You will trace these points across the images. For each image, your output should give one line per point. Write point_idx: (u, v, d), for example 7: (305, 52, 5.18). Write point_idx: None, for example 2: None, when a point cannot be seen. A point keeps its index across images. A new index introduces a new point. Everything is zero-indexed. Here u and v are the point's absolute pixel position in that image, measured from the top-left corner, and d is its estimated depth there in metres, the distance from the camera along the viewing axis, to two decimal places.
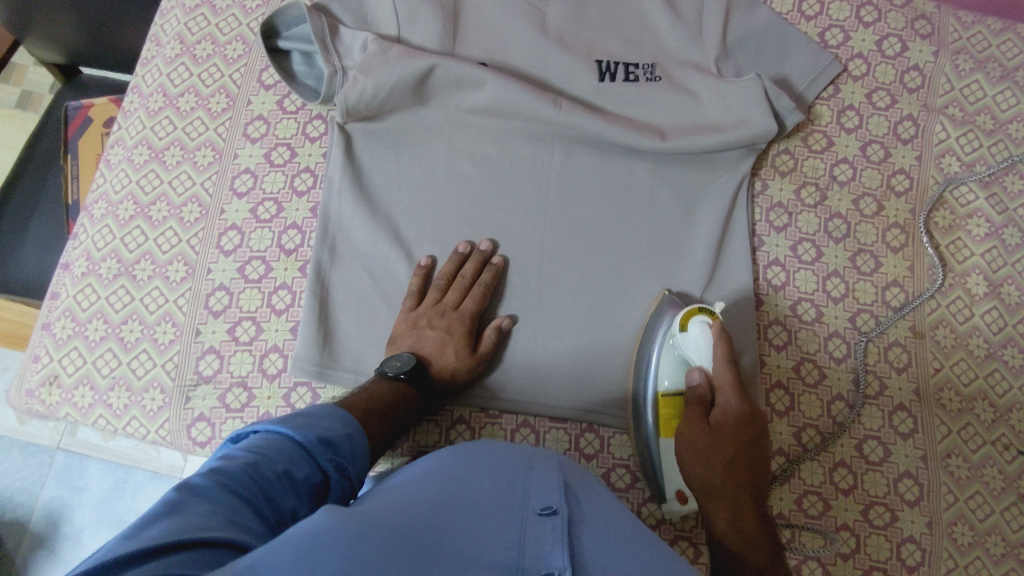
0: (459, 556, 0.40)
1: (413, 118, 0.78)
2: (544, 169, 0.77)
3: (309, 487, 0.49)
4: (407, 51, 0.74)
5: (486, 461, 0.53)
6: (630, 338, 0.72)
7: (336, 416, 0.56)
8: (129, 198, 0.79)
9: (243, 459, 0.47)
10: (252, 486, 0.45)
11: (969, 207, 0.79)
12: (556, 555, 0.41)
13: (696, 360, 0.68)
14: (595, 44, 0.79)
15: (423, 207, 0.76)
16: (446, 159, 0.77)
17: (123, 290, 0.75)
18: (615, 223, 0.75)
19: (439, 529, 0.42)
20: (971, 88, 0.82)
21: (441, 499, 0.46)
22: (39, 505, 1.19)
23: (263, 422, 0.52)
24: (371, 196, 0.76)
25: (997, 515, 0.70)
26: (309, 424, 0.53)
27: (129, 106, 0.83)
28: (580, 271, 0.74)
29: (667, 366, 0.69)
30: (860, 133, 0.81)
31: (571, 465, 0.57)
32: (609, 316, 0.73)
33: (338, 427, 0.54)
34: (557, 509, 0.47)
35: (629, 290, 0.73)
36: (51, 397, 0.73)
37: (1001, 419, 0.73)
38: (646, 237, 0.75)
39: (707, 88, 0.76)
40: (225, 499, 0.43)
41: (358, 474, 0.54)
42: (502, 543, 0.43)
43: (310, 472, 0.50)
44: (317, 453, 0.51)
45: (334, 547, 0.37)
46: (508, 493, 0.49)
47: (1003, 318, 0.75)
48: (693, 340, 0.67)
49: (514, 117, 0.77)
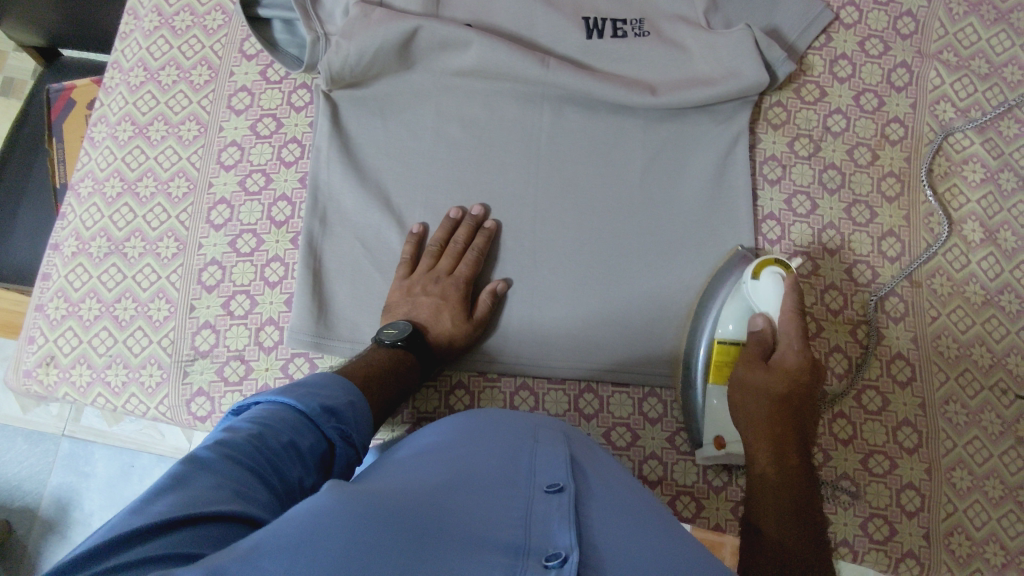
0: (464, 534, 0.40)
1: (401, 84, 0.77)
2: (536, 132, 0.76)
3: (315, 457, 0.49)
4: (390, 14, 0.73)
5: (492, 433, 0.54)
6: (627, 298, 0.72)
7: (339, 387, 0.56)
8: (116, 175, 0.78)
9: (247, 430, 0.47)
10: (259, 456, 0.45)
11: (965, 153, 0.78)
12: (563, 532, 0.41)
13: (762, 307, 0.68)
14: (582, 1, 0.77)
15: (413, 174, 0.75)
16: (434, 123, 0.76)
17: (115, 268, 0.75)
18: (610, 185, 0.75)
19: (443, 507, 0.42)
20: (965, 31, 0.80)
21: (446, 475, 0.47)
22: (48, 492, 1.20)
23: (265, 393, 0.52)
24: (361, 164, 0.75)
25: (995, 459, 0.70)
26: (312, 393, 0.53)
27: (110, 82, 0.82)
28: (574, 233, 0.73)
29: (730, 310, 0.69)
30: (853, 82, 0.79)
31: (575, 436, 0.57)
32: (605, 277, 0.72)
33: (341, 396, 0.54)
34: (563, 485, 0.47)
35: (623, 248, 0.73)
36: (49, 377, 0.73)
37: (999, 364, 0.73)
38: (641, 197, 0.74)
39: (697, 41, 0.75)
40: (231, 469, 0.42)
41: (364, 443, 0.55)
42: (507, 518, 0.42)
43: (316, 441, 0.50)
44: (322, 421, 0.51)
45: (337, 526, 0.37)
46: (515, 467, 0.49)
47: (999, 264, 0.75)
48: (763, 290, 0.67)
49: (502, 78, 0.76)
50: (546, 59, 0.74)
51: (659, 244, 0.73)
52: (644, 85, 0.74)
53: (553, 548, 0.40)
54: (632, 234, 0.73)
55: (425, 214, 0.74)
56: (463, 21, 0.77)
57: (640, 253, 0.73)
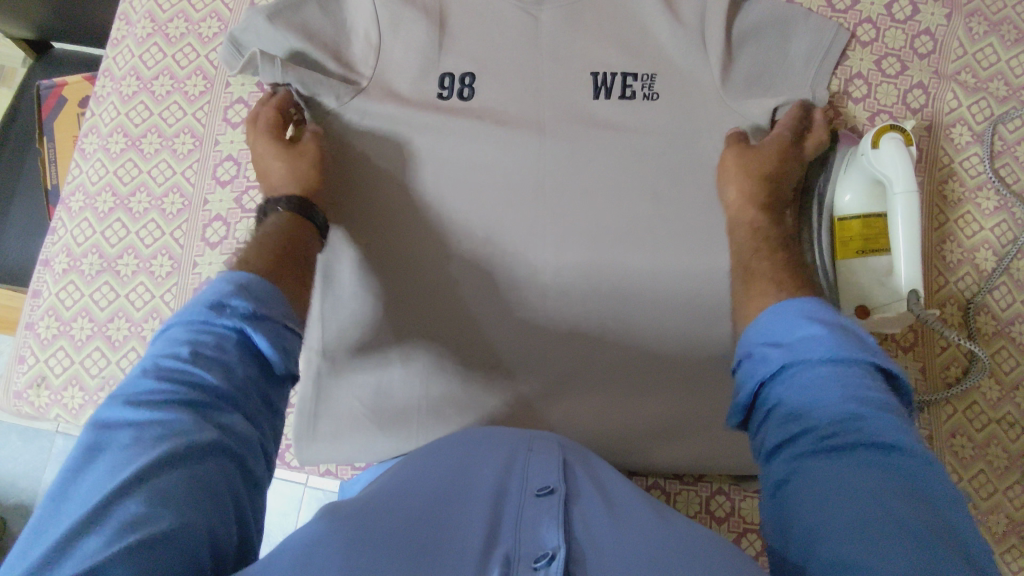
0: (456, 547, 0.40)
1: (394, 193, 0.73)
2: (536, 249, 0.72)
3: (228, 431, 0.41)
4: (381, 116, 0.74)
5: (488, 447, 0.53)
6: (630, 357, 0.71)
7: (191, 317, 0.45)
8: (107, 189, 0.76)
9: (115, 457, 0.38)
10: (148, 490, 0.36)
11: (979, 178, 0.76)
12: (551, 534, 0.40)
13: (884, 170, 0.65)
14: (591, 55, 0.75)
15: (416, 306, 0.72)
16: (434, 240, 0.72)
17: (108, 286, 0.73)
18: (616, 302, 0.71)
19: (430, 520, 0.42)
20: (984, 52, 0.78)
21: (440, 490, 0.46)
22: (42, 490, 1.18)
23: (168, 321, 0.47)
24: (355, 283, 0.73)
25: (999, 494, 0.69)
26: (151, 367, 0.42)
27: (102, 90, 0.79)
28: (579, 291, 0.71)
29: (850, 177, 0.69)
30: (868, 103, 0.77)
31: (570, 443, 0.56)
32: (605, 332, 0.71)
33: (222, 283, 0.48)
34: (554, 488, 0.46)
35: (629, 305, 0.71)
36: (40, 399, 0.71)
37: (1008, 396, 0.71)
38: (646, 319, 0.70)
39: (707, 109, 0.73)
40: (117, 524, 0.34)
41: (259, 332, 0.46)
42: (497, 531, 0.42)
43: (192, 417, 0.40)
44: (213, 316, 0.46)
45: (329, 550, 0.37)
46: (506, 477, 0.48)
47: (1012, 294, 0.73)
48: (885, 155, 0.65)
49: (506, 147, 0.74)
50: (542, 164, 0.73)
51: (671, 364, 0.70)
52: (647, 179, 0.72)
53: (540, 549, 0.39)
54: (643, 359, 0.70)
55: (427, 340, 0.72)
56: (465, 69, 0.75)
57: (647, 383, 0.71)
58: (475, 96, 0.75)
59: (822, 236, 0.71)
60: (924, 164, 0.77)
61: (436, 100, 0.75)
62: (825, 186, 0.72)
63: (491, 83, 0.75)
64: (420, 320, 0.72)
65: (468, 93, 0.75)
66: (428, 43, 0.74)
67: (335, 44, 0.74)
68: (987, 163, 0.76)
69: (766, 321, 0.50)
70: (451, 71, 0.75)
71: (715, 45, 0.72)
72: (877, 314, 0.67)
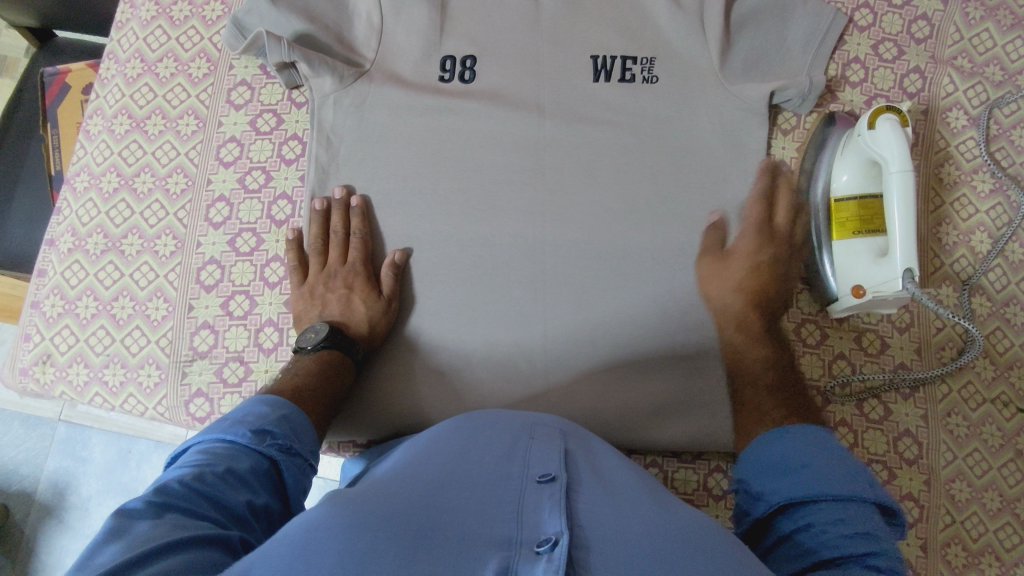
0: (455, 531, 0.40)
1: (395, 174, 0.74)
2: (537, 228, 0.72)
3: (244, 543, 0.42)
4: (383, 98, 0.75)
5: (490, 432, 0.53)
6: (628, 329, 0.71)
7: (235, 437, 0.50)
8: (112, 170, 0.77)
9: (144, 531, 0.39)
10: (183, 553, 0.37)
11: (975, 162, 0.77)
12: (553, 520, 0.41)
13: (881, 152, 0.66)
14: (590, 39, 0.75)
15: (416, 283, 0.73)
16: (433, 217, 0.73)
17: (112, 265, 0.74)
18: (615, 277, 0.71)
19: (430, 507, 0.42)
20: (980, 37, 0.78)
21: (440, 477, 0.46)
22: (45, 476, 1.19)
23: (193, 439, 0.50)
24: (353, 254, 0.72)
25: (994, 472, 0.70)
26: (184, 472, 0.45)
27: (107, 73, 0.80)
28: (582, 268, 0.72)
29: (845, 159, 0.70)
30: (865, 87, 0.78)
31: (571, 430, 0.56)
32: (604, 306, 0.71)
33: (274, 414, 0.53)
34: (556, 476, 0.46)
35: (628, 281, 0.71)
36: (45, 376, 0.72)
37: (1002, 376, 0.72)
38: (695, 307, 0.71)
39: (705, 92, 0.74)
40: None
41: (289, 469, 0.50)
42: (500, 516, 0.42)
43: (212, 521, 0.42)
44: (256, 443, 0.50)
45: (327, 536, 0.37)
46: (507, 463, 0.48)
47: (1006, 276, 0.74)
48: (879, 136, 0.66)
49: (504, 131, 0.75)
50: (543, 148, 0.74)
51: (672, 341, 0.70)
52: (644, 163, 0.73)
53: (542, 534, 0.40)
54: (647, 335, 0.71)
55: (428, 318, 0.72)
56: (466, 52, 0.76)
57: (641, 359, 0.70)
58: (475, 79, 0.75)
59: (818, 218, 0.73)
60: (921, 148, 0.77)
61: (437, 82, 0.75)
62: (822, 169, 0.73)
63: (492, 67, 0.75)
64: (421, 297, 0.73)
65: (470, 75, 0.75)
66: (430, 26, 0.75)
67: (337, 28, 0.75)
68: (982, 146, 0.76)
69: (755, 450, 0.55)
70: (452, 54, 0.76)
71: (714, 28, 0.73)
72: (872, 293, 0.68)
